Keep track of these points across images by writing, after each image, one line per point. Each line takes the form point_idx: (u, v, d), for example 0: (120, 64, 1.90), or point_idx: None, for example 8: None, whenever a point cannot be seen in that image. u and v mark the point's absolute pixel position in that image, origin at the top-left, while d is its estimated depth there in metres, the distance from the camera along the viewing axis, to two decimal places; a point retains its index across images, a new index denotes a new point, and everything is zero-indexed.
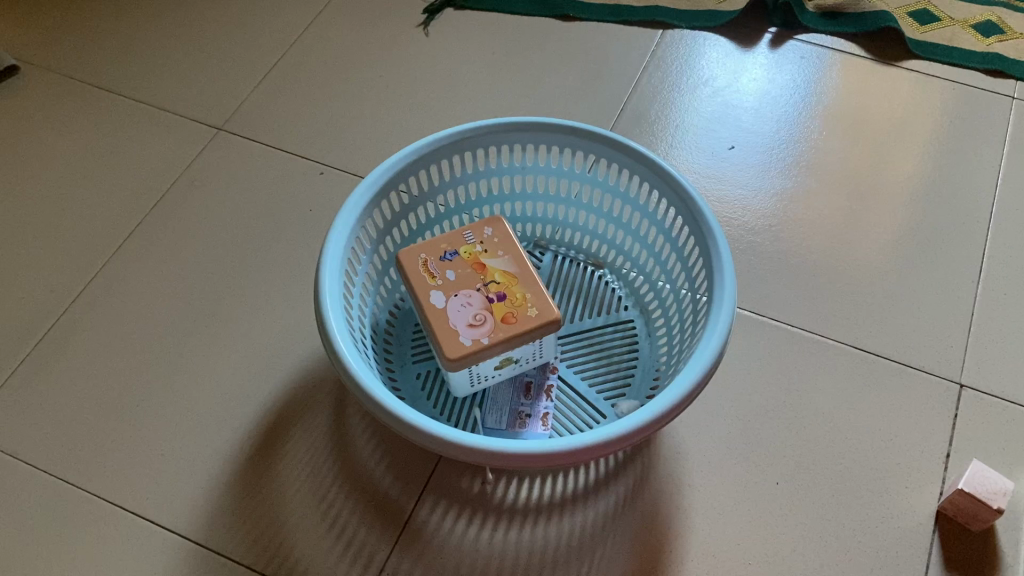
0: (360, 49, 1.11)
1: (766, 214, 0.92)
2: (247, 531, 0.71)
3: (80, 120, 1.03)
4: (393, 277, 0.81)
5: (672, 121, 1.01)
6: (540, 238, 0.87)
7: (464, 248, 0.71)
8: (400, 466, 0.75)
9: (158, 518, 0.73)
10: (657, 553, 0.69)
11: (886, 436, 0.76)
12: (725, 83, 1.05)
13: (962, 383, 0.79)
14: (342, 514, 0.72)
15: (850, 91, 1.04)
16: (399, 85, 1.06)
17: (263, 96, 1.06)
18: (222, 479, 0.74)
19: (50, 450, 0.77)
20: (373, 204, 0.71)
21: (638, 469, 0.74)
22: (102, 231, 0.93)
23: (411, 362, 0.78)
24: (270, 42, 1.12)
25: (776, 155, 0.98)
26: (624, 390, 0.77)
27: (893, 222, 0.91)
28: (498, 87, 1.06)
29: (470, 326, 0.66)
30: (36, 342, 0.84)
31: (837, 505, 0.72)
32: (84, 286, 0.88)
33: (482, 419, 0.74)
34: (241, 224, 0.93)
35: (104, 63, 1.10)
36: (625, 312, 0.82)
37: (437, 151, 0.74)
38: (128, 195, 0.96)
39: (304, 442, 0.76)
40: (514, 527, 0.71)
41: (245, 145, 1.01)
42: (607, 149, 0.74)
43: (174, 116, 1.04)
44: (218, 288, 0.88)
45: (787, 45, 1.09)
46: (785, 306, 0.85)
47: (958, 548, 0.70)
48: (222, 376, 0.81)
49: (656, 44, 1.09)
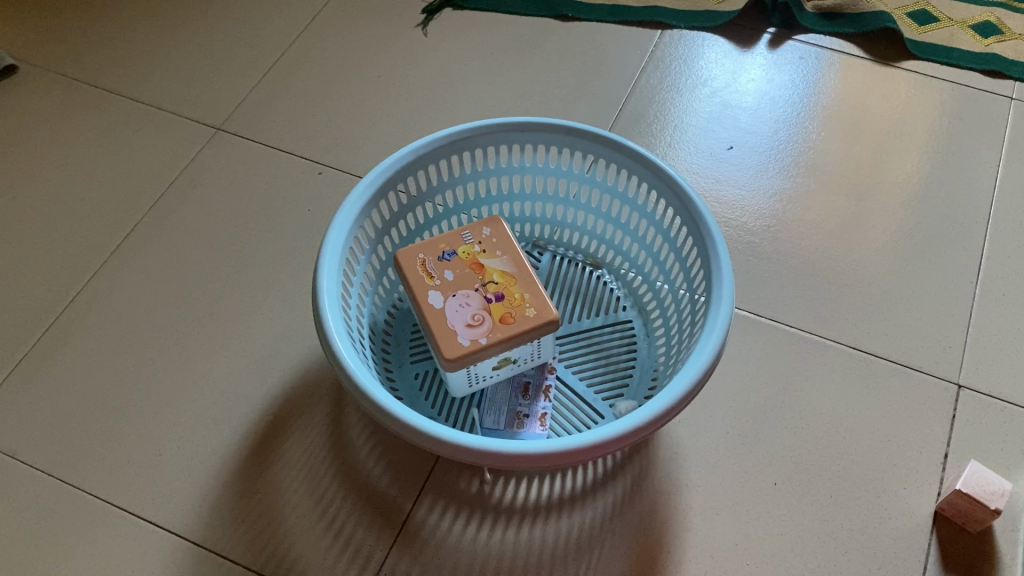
0: (359, 49, 1.11)
1: (765, 215, 0.92)
2: (245, 530, 0.71)
3: (79, 120, 1.03)
4: (392, 277, 0.81)
5: (671, 121, 1.01)
6: (539, 238, 0.87)
7: (463, 248, 0.71)
8: (399, 466, 0.75)
9: (156, 519, 0.73)
10: (655, 553, 0.69)
11: (884, 436, 0.76)
12: (724, 83, 1.05)
13: (961, 384, 0.79)
14: (340, 514, 0.72)
15: (849, 91, 1.04)
16: (398, 85, 1.06)
17: (262, 96, 1.06)
18: (221, 479, 0.74)
19: (48, 450, 0.77)
20: (372, 204, 0.71)
21: (636, 470, 0.74)
22: (101, 231, 0.93)
23: (409, 363, 0.78)
24: (269, 42, 1.12)
25: (775, 155, 0.98)
26: (623, 390, 0.77)
27: (892, 222, 0.91)
28: (497, 87, 1.06)
29: (469, 326, 0.66)
30: (34, 342, 0.84)
31: (835, 505, 0.72)
32: (82, 286, 0.88)
33: (480, 419, 0.74)
34: (240, 223, 0.93)
35: (102, 63, 1.10)
36: (623, 312, 0.82)
37: (436, 151, 0.74)
38: (127, 195, 0.96)
39: (302, 442, 0.76)
40: (511, 527, 0.71)
41: (244, 145, 1.01)
42: (606, 149, 0.74)
43: (173, 116, 1.04)
44: (217, 288, 0.88)
45: (786, 45, 1.09)
46: (784, 306, 0.85)
47: (956, 548, 0.70)
48: (220, 376, 0.81)
49: (655, 44, 1.09)
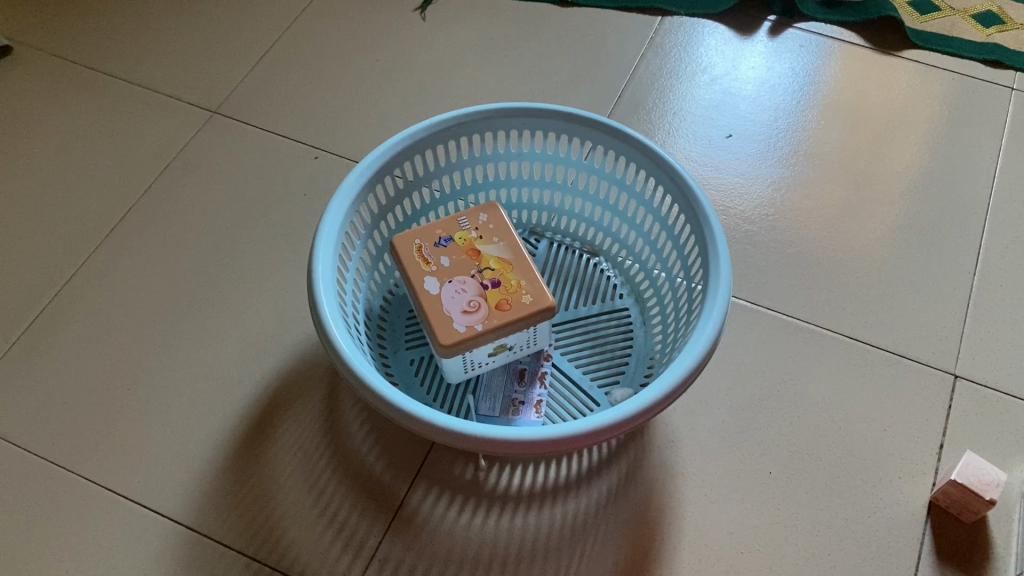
0: (357, 33, 1.10)
1: (763, 203, 0.92)
2: (238, 515, 0.71)
3: (75, 101, 1.03)
4: (388, 262, 0.80)
5: (671, 108, 1.00)
6: (536, 225, 0.86)
7: (459, 234, 0.71)
8: (394, 452, 0.74)
9: (150, 502, 0.72)
10: (650, 542, 0.69)
11: (880, 427, 0.76)
12: (724, 71, 1.04)
13: (958, 374, 0.79)
14: (334, 499, 0.72)
15: (849, 80, 1.03)
16: (396, 69, 1.06)
17: (259, 80, 1.05)
18: (214, 463, 0.74)
19: (41, 434, 0.77)
20: (367, 188, 0.70)
21: (632, 457, 0.74)
22: (96, 214, 0.92)
23: (405, 349, 0.78)
24: (269, 25, 1.11)
25: (774, 143, 0.97)
26: (618, 378, 0.77)
27: (890, 212, 0.91)
28: (496, 74, 1.05)
29: (465, 313, 0.65)
30: (28, 324, 0.83)
31: (830, 495, 0.72)
32: (76, 268, 0.88)
33: (475, 406, 0.74)
34: (236, 207, 0.92)
35: (100, 45, 1.09)
36: (620, 300, 0.81)
37: (433, 136, 0.74)
38: (121, 178, 0.95)
39: (296, 427, 0.76)
40: (505, 513, 0.70)
41: (241, 128, 1.00)
42: (605, 136, 0.74)
43: (168, 98, 1.03)
44: (212, 272, 0.87)
45: (786, 34, 1.08)
46: (781, 296, 0.85)
47: (950, 539, 0.70)
48: (215, 360, 0.81)
49: (654, 31, 1.09)
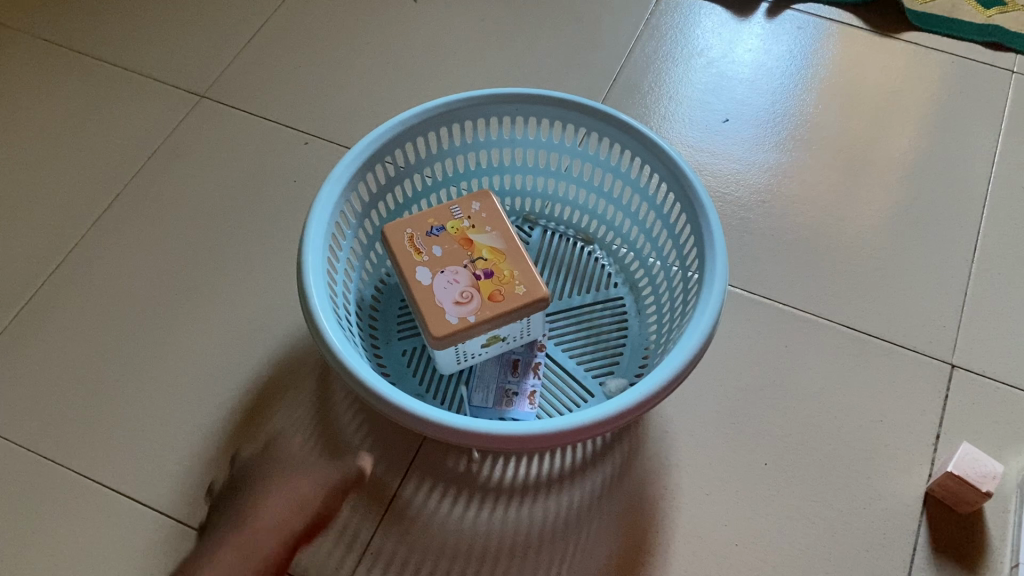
0: (347, 16, 1.07)
1: (759, 188, 0.91)
2: (229, 508, 0.70)
3: (59, 85, 1.00)
4: (379, 252, 0.79)
5: (667, 91, 0.99)
6: (529, 213, 0.85)
7: (451, 223, 0.70)
8: (386, 444, 0.74)
9: (139, 495, 0.72)
10: (643, 534, 0.69)
11: (875, 417, 0.75)
12: (720, 54, 1.02)
13: (954, 363, 0.78)
14: (326, 492, 0.71)
15: (847, 62, 1.02)
16: (386, 52, 1.03)
17: (247, 63, 1.03)
18: (204, 455, 0.73)
19: (28, 426, 0.75)
20: (357, 177, 0.69)
21: (626, 449, 0.73)
22: (82, 201, 0.90)
23: (397, 339, 0.77)
24: (257, 6, 1.09)
25: (771, 127, 0.96)
26: (613, 368, 0.76)
27: (888, 198, 0.90)
28: (489, 57, 1.03)
29: (457, 304, 0.64)
30: (14, 315, 0.82)
31: (825, 486, 0.72)
32: (62, 257, 0.86)
33: (468, 397, 0.73)
34: (225, 194, 0.91)
35: (83, 28, 1.06)
36: (614, 289, 0.80)
37: (424, 123, 0.72)
38: (107, 164, 0.93)
39: (287, 419, 0.75)
40: (499, 506, 0.70)
41: (229, 113, 0.98)
42: (599, 123, 0.72)
43: (154, 82, 1.01)
44: (199, 261, 0.86)
45: (784, 16, 1.06)
46: (777, 284, 0.84)
47: (945, 531, 0.69)
48: (204, 351, 0.79)
49: (650, 13, 1.06)
